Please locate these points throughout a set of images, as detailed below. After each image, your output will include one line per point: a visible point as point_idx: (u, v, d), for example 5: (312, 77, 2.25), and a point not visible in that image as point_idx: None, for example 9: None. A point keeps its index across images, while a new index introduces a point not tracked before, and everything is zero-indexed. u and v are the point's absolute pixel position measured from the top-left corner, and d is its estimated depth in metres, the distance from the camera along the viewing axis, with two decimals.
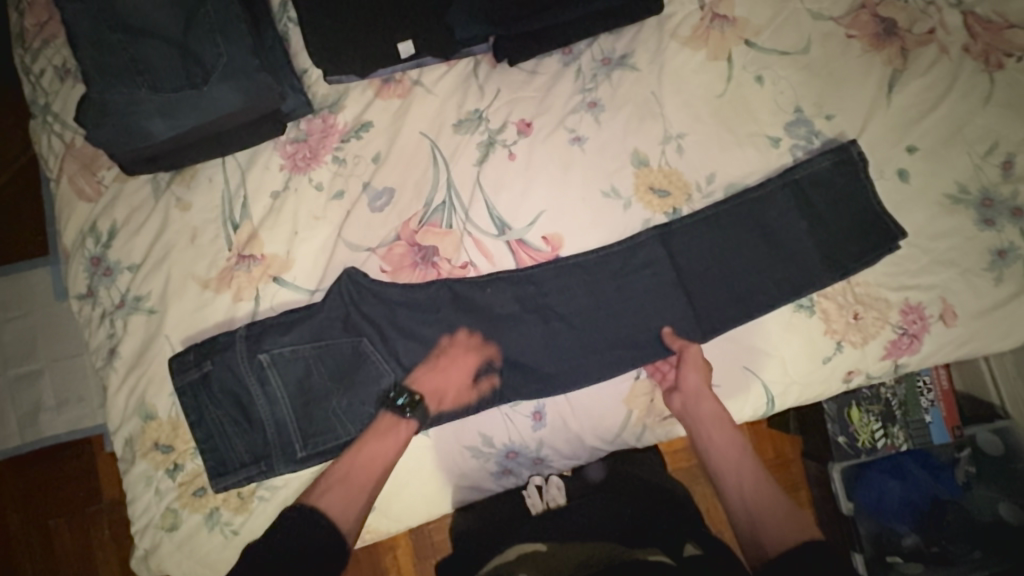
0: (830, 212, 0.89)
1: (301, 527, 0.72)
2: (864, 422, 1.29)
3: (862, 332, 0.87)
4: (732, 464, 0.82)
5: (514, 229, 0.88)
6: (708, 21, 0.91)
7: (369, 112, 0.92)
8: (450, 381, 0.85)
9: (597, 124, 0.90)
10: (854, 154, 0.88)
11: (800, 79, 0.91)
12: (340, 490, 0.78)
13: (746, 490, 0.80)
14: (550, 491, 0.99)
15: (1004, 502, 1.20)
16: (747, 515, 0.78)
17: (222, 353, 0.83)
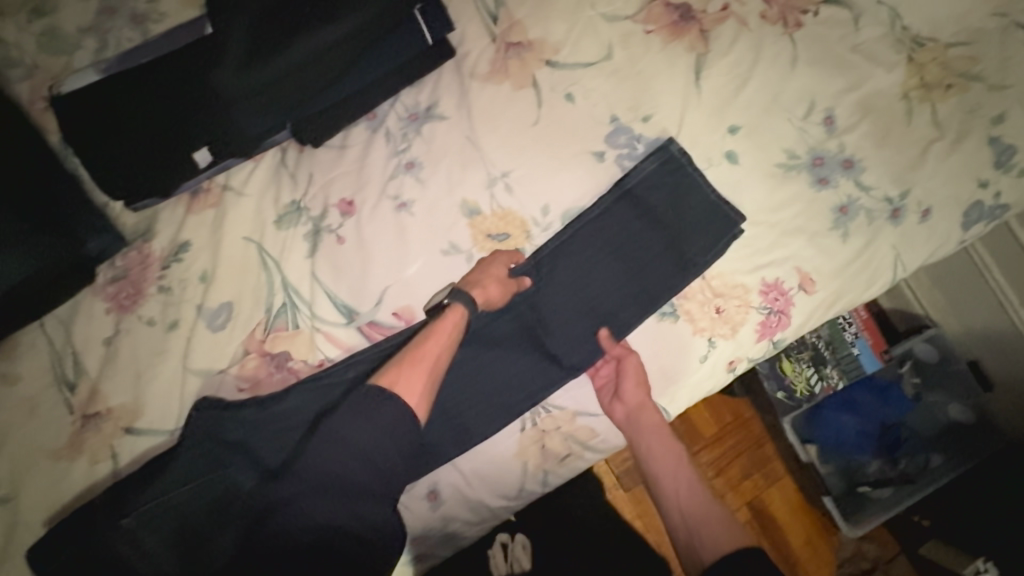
0: (670, 209, 0.89)
1: (367, 404, 0.71)
2: (800, 370, 1.48)
3: (729, 323, 0.86)
4: (670, 474, 0.81)
5: (362, 312, 0.85)
6: (503, 52, 0.88)
7: (185, 231, 0.87)
8: (499, 277, 0.83)
9: (420, 184, 0.87)
10: (676, 152, 0.87)
11: (610, 87, 0.89)
12: (406, 372, 0.75)
13: (684, 499, 0.78)
14: (514, 551, 1.05)
15: (955, 404, 1.41)
16: (684, 525, 0.77)
17: (88, 524, 0.78)
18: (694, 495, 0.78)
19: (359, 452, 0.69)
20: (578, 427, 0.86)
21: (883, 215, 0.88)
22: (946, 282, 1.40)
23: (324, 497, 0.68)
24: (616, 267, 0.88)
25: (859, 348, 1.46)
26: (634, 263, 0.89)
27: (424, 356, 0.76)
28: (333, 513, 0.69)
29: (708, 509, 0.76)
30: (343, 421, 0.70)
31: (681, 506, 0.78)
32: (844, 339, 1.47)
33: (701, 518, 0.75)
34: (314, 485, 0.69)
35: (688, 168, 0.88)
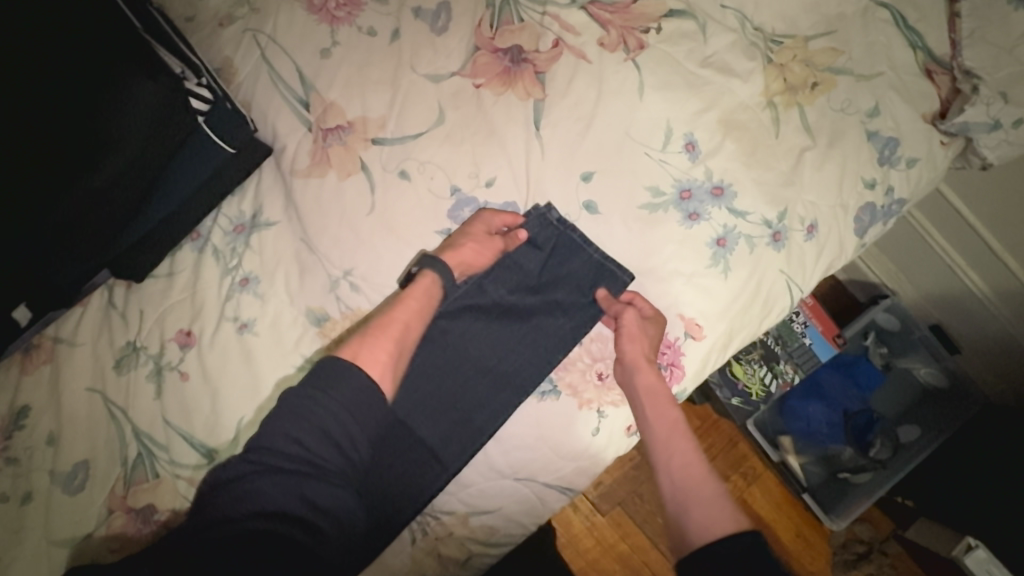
0: (544, 275, 0.83)
1: (329, 377, 0.66)
2: (750, 372, 1.26)
3: (616, 389, 0.81)
4: (665, 443, 0.73)
5: (221, 451, 0.78)
6: (322, 140, 0.81)
7: (23, 394, 0.82)
8: (477, 237, 0.78)
9: (260, 300, 0.80)
10: (553, 219, 0.81)
11: (445, 155, 0.81)
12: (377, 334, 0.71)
13: (683, 471, 0.70)
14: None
15: (926, 368, 1.25)
16: (678, 497, 0.68)
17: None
18: (693, 469, 0.70)
19: (319, 429, 0.64)
20: (472, 527, 0.80)
21: (764, 240, 0.81)
22: (896, 251, 1.27)
23: (275, 478, 0.61)
24: (496, 347, 0.81)
25: (811, 337, 1.25)
26: (508, 338, 0.81)
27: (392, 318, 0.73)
28: (281, 496, 0.60)
29: (705, 485, 0.68)
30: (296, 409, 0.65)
31: (674, 478, 0.70)
32: (791, 332, 1.26)
33: (696, 493, 0.67)
34: (268, 465, 0.62)
35: (564, 227, 0.81)
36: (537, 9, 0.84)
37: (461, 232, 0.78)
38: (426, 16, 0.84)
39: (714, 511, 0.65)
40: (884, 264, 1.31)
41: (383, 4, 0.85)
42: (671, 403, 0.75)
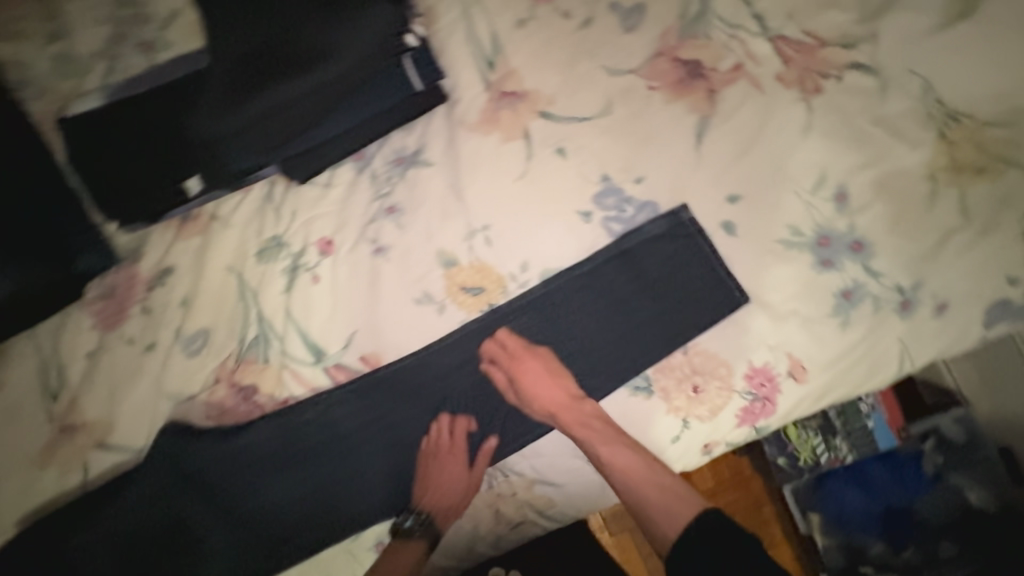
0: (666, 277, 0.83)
1: (388, 424, 0.84)
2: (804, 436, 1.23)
3: (706, 405, 0.81)
4: (609, 453, 0.77)
5: (330, 354, 0.85)
6: (496, 100, 0.86)
7: (171, 255, 0.89)
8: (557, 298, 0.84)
9: (399, 229, 0.85)
10: (686, 221, 0.82)
11: (603, 144, 0.85)
12: (526, 377, 0.82)
13: (639, 478, 0.76)
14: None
15: (974, 488, 1.06)
16: (642, 500, 0.75)
17: (69, 531, 0.83)
18: (637, 471, 0.76)
19: (409, 444, 0.84)
20: (533, 495, 0.82)
21: (891, 306, 0.81)
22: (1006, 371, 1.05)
23: (383, 472, 0.84)
24: (603, 330, 0.83)
25: (875, 422, 1.19)
26: (615, 331, 0.83)
27: (546, 372, 0.82)
28: (384, 485, 0.83)
29: (664, 490, 0.75)
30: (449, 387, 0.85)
31: (652, 496, 0.75)
32: (857, 409, 1.21)
33: (657, 496, 0.75)
34: (387, 465, 0.84)
35: (697, 237, 0.82)
36: (727, 29, 0.86)
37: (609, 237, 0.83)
38: (621, 10, 0.87)
39: (677, 502, 0.74)
40: None
41: None
42: (602, 421, 0.79)
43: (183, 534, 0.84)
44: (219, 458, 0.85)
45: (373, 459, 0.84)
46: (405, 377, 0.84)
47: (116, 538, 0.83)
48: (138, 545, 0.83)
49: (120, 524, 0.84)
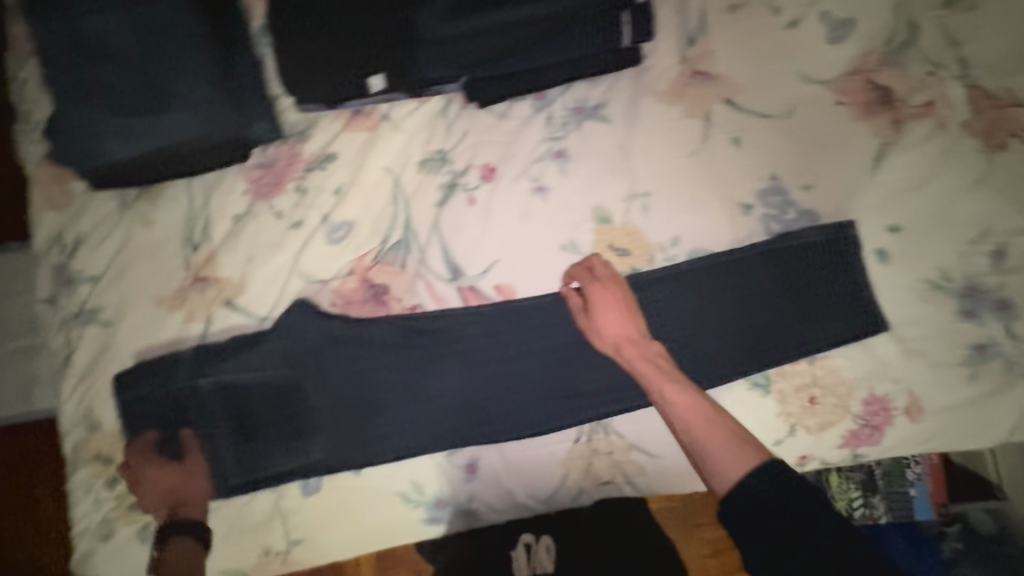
0: (813, 285, 0.83)
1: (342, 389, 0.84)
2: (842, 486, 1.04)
3: (817, 418, 0.83)
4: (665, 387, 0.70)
5: (467, 275, 0.87)
6: (688, 76, 0.87)
7: (336, 143, 0.91)
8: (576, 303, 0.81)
9: (562, 175, 0.87)
10: (848, 237, 0.83)
11: (779, 144, 0.86)
12: (598, 306, 0.79)
13: (688, 415, 0.67)
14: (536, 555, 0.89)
15: None
16: (699, 445, 0.64)
17: (202, 364, 0.84)
18: (684, 403, 0.68)
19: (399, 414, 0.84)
20: (628, 460, 0.84)
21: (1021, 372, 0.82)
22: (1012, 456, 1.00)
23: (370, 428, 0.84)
24: (741, 323, 0.82)
25: (917, 492, 1.02)
26: (751, 325, 0.82)
27: (616, 301, 0.79)
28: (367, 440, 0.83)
29: (714, 426, 0.65)
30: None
31: (689, 425, 0.66)
32: (900, 476, 1.02)
33: (722, 441, 0.63)
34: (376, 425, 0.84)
35: (852, 255, 0.83)
36: (926, 67, 0.87)
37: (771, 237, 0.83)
38: (830, 22, 0.88)
39: (736, 455, 0.61)
40: None
41: None
42: (660, 364, 0.73)
43: (299, 405, 0.84)
44: (352, 341, 0.85)
45: (402, 408, 0.84)
46: (554, 308, 0.85)
47: (237, 386, 0.84)
48: (253, 401, 0.84)
49: (246, 373, 0.84)
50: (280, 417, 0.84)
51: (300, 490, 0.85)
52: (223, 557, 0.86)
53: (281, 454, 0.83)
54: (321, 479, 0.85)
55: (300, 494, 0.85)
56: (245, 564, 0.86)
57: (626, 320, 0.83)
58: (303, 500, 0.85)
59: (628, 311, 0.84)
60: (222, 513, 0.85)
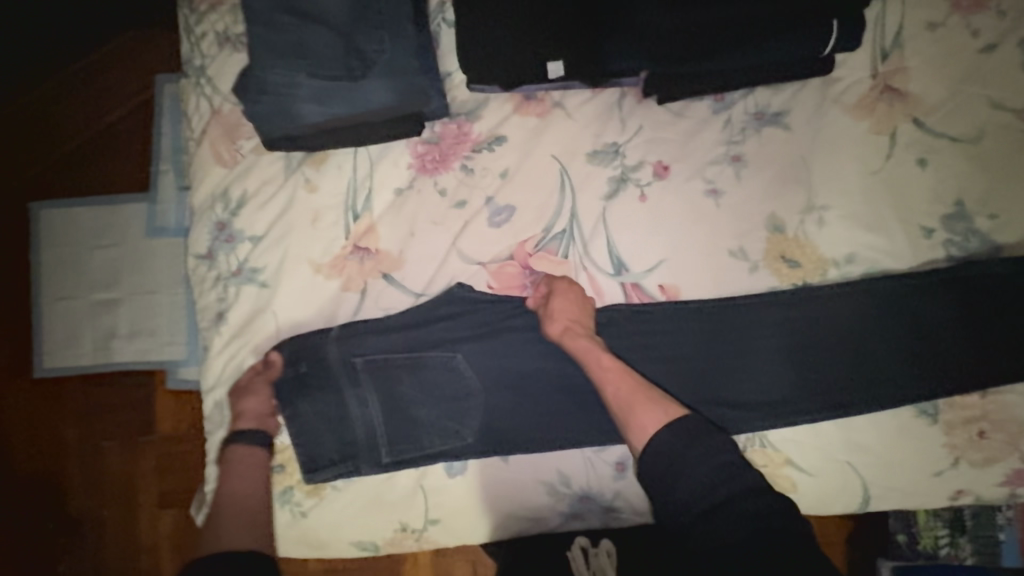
0: (994, 316, 0.80)
1: (429, 383, 0.84)
2: (929, 523, 1.01)
3: (983, 453, 0.80)
4: (593, 354, 0.79)
5: (632, 271, 0.86)
6: (878, 92, 0.85)
7: (505, 126, 0.90)
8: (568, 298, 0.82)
9: (737, 180, 0.86)
10: None
11: (965, 169, 0.84)
12: (555, 308, 0.82)
13: (613, 380, 0.77)
14: (596, 558, 0.82)
15: None
16: (624, 407, 0.75)
17: (351, 342, 0.84)
18: (606, 378, 0.78)
19: (469, 408, 0.84)
20: (781, 475, 0.83)
21: None
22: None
23: (444, 425, 0.83)
24: (908, 346, 0.81)
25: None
26: (923, 351, 0.81)
27: (578, 304, 0.82)
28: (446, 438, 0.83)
29: (636, 390, 0.76)
30: (759, 344, 0.83)
31: (624, 397, 0.75)
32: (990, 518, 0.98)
33: (634, 396, 0.75)
34: (456, 423, 0.83)
35: None
36: None
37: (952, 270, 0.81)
38: None
39: (652, 414, 0.72)
40: None
41: (1000, 17, 0.86)
42: (618, 366, 0.79)
43: (450, 388, 0.84)
44: (509, 332, 0.86)
45: (558, 401, 0.85)
46: (716, 315, 0.84)
47: (390, 366, 0.84)
48: (406, 382, 0.83)
49: (399, 355, 0.84)
50: (432, 399, 0.84)
51: (445, 471, 0.85)
52: (359, 528, 0.86)
53: (433, 436, 0.83)
54: (466, 463, 0.85)
55: (445, 475, 0.85)
56: (380, 537, 0.86)
57: (774, 336, 0.83)
58: (447, 481, 0.85)
59: (782, 327, 0.83)
60: (364, 485, 0.85)
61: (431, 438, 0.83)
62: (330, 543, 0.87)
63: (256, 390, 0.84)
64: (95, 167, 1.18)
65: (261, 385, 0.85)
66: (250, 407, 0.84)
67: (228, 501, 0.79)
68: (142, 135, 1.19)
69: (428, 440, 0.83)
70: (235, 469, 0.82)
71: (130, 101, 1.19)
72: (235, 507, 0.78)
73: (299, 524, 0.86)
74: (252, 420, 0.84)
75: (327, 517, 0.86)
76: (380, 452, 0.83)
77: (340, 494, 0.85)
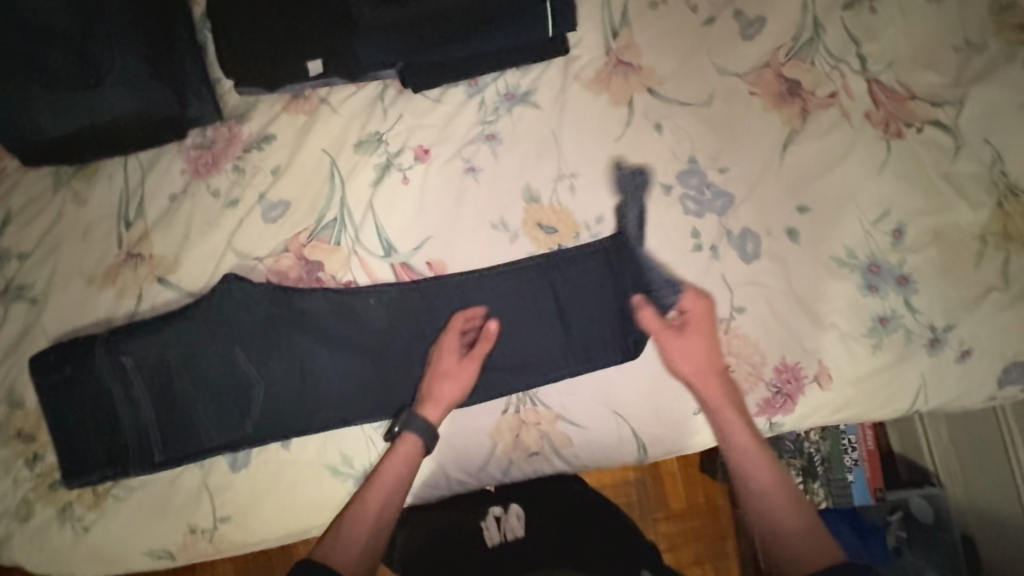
0: (727, 258, 0.88)
1: (201, 373, 0.84)
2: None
3: (734, 386, 0.86)
4: (756, 463, 0.79)
5: (400, 252, 0.89)
6: (612, 66, 0.92)
7: (275, 125, 0.93)
8: (450, 372, 0.84)
9: (494, 157, 0.91)
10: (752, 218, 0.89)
11: (699, 130, 0.91)
12: (440, 378, 0.84)
13: (754, 476, 0.79)
14: (506, 522, 0.92)
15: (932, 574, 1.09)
16: (761, 509, 0.78)
17: (120, 342, 0.83)
18: (777, 501, 0.77)
19: (242, 398, 0.85)
20: (556, 430, 0.86)
21: (921, 341, 0.88)
22: (941, 443, 1.17)
23: (217, 415, 0.84)
24: (660, 292, 0.88)
25: (855, 476, 1.18)
26: (666, 299, 0.87)
27: (455, 377, 0.83)
28: (219, 430, 0.84)
29: (772, 473, 0.79)
30: (524, 306, 0.89)
31: (761, 497, 0.78)
32: (839, 464, 1.18)
33: (776, 502, 0.77)
34: (228, 411, 0.84)
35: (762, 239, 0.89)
36: (831, 61, 0.94)
37: (682, 219, 0.89)
38: (743, 20, 0.94)
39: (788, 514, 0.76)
40: (948, 457, 1.16)
41: None
42: (708, 345, 0.85)
43: (226, 381, 0.85)
44: (279, 319, 0.86)
45: (331, 382, 0.86)
46: (478, 283, 0.88)
47: (162, 364, 0.83)
48: (178, 379, 0.84)
49: (173, 351, 0.84)
50: (207, 392, 0.84)
51: (229, 466, 0.85)
52: (147, 536, 0.84)
53: (211, 429, 0.84)
54: (250, 454, 0.85)
55: (228, 469, 0.85)
56: (170, 543, 0.85)
57: (538, 296, 0.89)
58: (232, 475, 0.85)
59: (529, 294, 0.89)
60: (147, 492, 0.84)
61: (201, 434, 0.83)
62: (119, 556, 0.85)
63: (437, 403, 0.82)
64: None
65: (432, 400, 0.82)
66: (447, 384, 0.83)
67: (365, 495, 0.78)
68: None
69: (206, 434, 0.83)
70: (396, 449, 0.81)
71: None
72: (366, 500, 0.78)
73: (82, 540, 0.84)
74: (430, 415, 0.82)
75: (112, 530, 0.84)
76: (152, 452, 0.82)
77: (122, 504, 0.84)
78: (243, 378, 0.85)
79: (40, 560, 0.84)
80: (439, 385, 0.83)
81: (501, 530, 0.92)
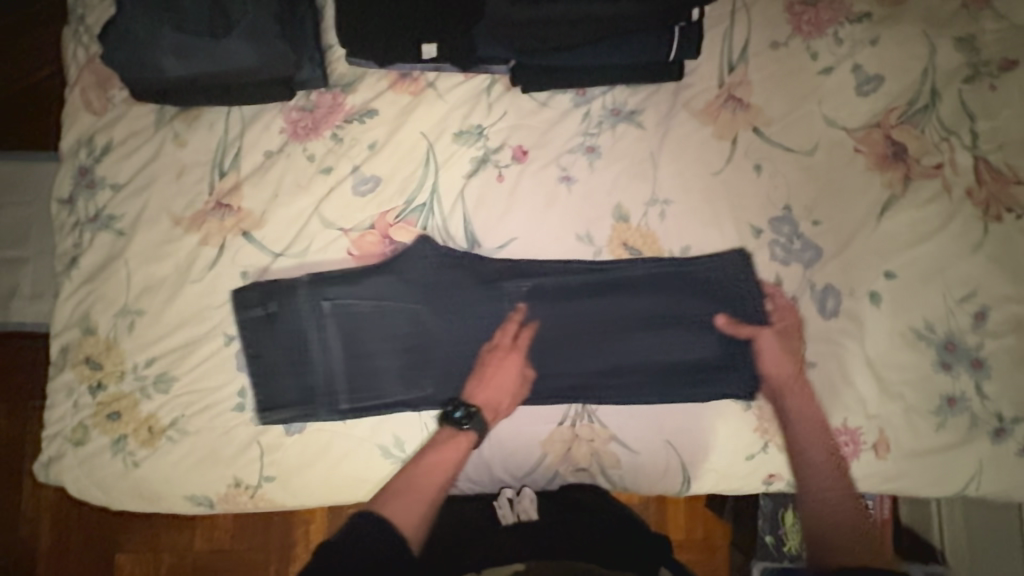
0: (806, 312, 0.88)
1: (369, 320, 0.87)
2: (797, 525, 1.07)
3: (791, 439, 0.86)
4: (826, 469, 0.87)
5: (484, 248, 0.89)
6: (722, 100, 0.92)
7: (378, 101, 0.93)
8: (507, 368, 0.86)
9: (591, 169, 0.91)
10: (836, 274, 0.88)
11: (798, 178, 0.91)
12: (490, 375, 0.86)
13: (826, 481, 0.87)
14: (519, 504, 0.88)
15: None
16: (820, 498, 0.87)
17: (321, 285, 0.87)
18: (834, 490, 0.87)
19: (391, 351, 0.87)
20: (607, 450, 0.87)
21: (986, 428, 0.87)
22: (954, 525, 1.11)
23: (374, 364, 0.86)
24: (741, 331, 0.87)
25: None
26: (746, 334, 0.87)
27: (504, 369, 0.86)
28: (379, 381, 0.86)
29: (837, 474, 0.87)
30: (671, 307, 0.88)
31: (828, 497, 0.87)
32: None
33: (833, 501, 0.87)
34: (370, 357, 0.86)
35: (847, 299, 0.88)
36: (942, 132, 0.92)
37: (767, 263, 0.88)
38: (861, 75, 0.93)
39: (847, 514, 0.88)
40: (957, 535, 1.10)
41: (837, 44, 0.94)
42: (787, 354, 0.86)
43: (391, 332, 0.87)
44: (465, 285, 0.88)
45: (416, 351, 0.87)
46: (632, 279, 0.88)
47: (348, 309, 0.87)
48: (363, 329, 0.87)
49: (257, 308, 0.86)
50: (394, 347, 0.87)
51: (283, 429, 0.86)
52: (192, 482, 0.86)
53: (354, 377, 0.86)
54: (306, 422, 0.86)
55: (283, 432, 0.86)
56: (212, 493, 0.86)
57: (744, 305, 0.88)
58: (285, 438, 0.86)
59: (720, 298, 0.88)
60: (201, 439, 0.86)
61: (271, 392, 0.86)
62: (161, 496, 0.86)
63: (795, 332, 0.87)
64: (9, 121, 1.26)
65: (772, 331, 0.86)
66: (498, 377, 0.86)
67: (429, 463, 0.84)
68: (60, 97, 1.27)
69: (353, 385, 0.86)
70: (446, 437, 0.85)
71: (48, 60, 1.27)
72: (427, 474, 0.84)
73: (130, 474, 0.85)
74: (783, 332, 0.87)
75: (160, 468, 0.85)
76: (339, 398, 0.86)
77: (174, 445, 0.85)
78: (390, 330, 0.87)
79: (86, 486, 0.86)
80: (496, 376, 0.86)
81: (514, 511, 0.88)
